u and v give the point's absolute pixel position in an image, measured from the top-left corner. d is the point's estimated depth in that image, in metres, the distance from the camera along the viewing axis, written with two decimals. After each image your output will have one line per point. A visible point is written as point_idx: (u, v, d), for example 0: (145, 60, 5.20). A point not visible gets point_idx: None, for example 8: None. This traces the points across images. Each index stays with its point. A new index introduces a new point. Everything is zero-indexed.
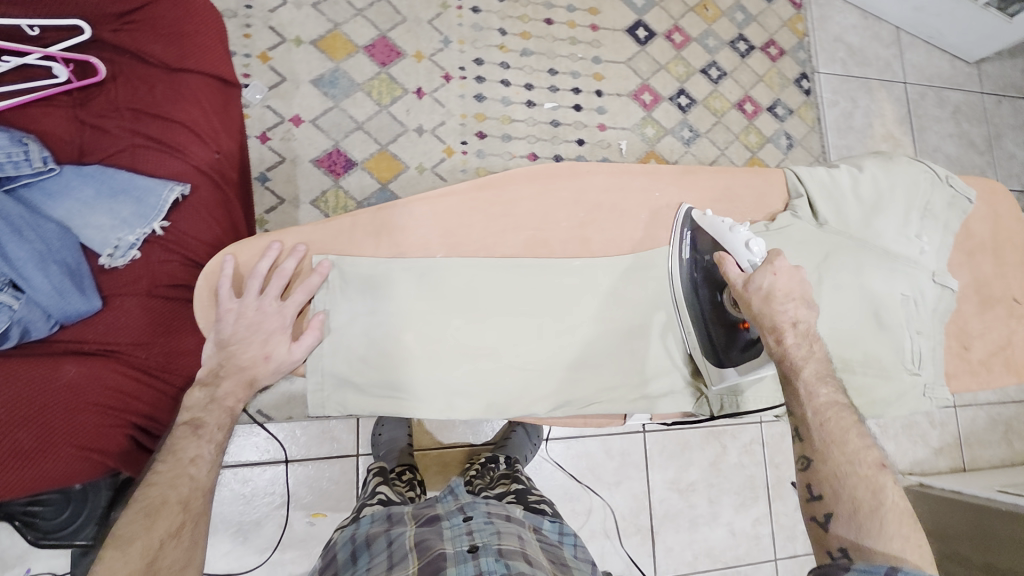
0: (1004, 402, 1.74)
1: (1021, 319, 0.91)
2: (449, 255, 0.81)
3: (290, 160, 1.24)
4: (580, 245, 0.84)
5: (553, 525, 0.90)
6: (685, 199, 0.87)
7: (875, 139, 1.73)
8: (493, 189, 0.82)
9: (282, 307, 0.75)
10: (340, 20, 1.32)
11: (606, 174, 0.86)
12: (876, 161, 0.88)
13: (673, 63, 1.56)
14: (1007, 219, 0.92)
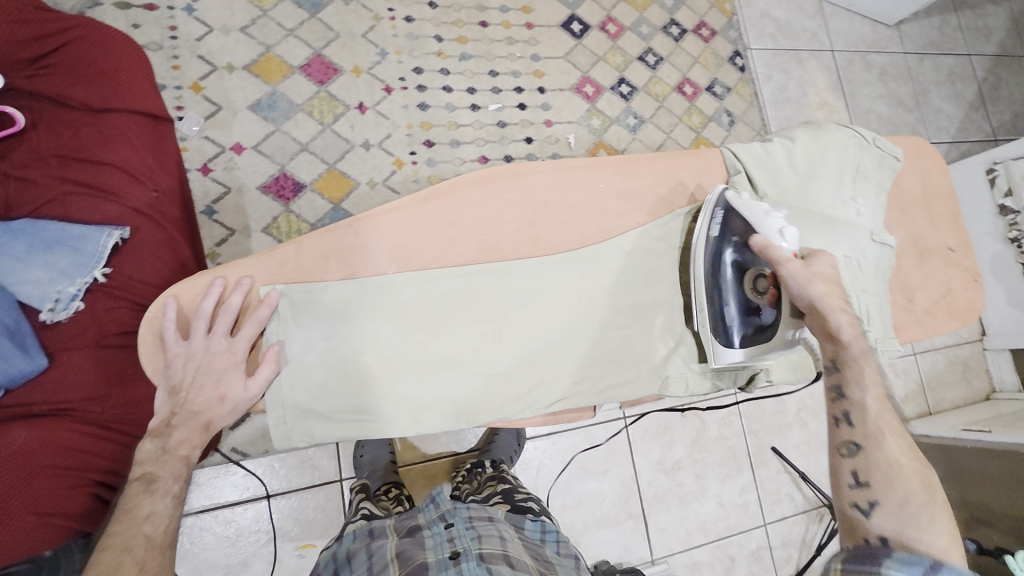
0: (958, 344, 1.82)
1: (958, 266, 0.95)
2: (401, 270, 0.80)
3: (236, 189, 1.21)
4: (531, 244, 0.85)
5: (536, 521, 0.91)
6: (630, 187, 0.88)
7: (811, 108, 1.79)
8: (438, 199, 0.82)
9: (233, 344, 0.74)
10: (271, 42, 1.29)
11: (551, 170, 0.86)
12: (807, 131, 0.92)
13: (611, 53, 1.59)
14: (936, 173, 0.97)
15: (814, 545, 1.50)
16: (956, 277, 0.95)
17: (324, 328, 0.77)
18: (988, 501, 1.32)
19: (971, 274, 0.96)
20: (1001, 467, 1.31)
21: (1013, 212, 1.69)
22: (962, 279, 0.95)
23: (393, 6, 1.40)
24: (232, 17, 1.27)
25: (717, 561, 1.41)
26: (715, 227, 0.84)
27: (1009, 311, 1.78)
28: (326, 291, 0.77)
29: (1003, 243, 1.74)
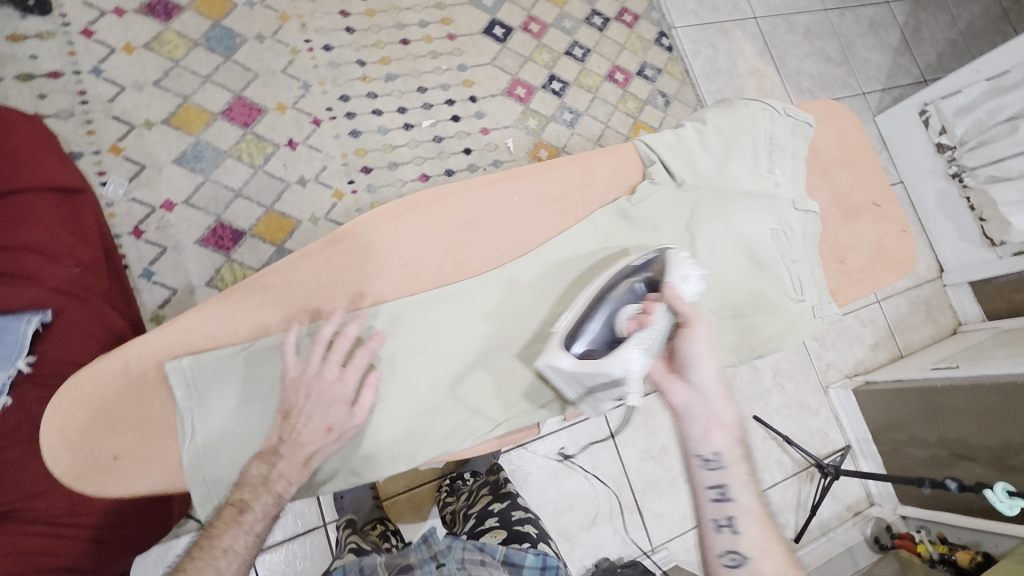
0: (919, 284, 1.86)
1: (885, 220, 0.97)
2: (315, 319, 0.78)
3: (172, 247, 1.18)
4: (454, 268, 0.82)
5: (535, 559, 0.85)
6: (547, 193, 0.86)
7: (742, 77, 1.82)
8: (346, 240, 0.79)
9: (344, 374, 0.73)
10: (188, 92, 1.26)
11: (462, 189, 0.83)
12: (716, 112, 0.92)
13: (537, 52, 1.58)
14: (851, 132, 0.98)
15: (809, 505, 1.52)
16: (887, 229, 0.96)
17: (246, 391, 0.76)
18: (967, 437, 1.34)
19: (901, 225, 0.97)
20: (975, 401, 1.33)
21: (950, 149, 1.74)
22: (893, 231, 0.97)
23: (309, 37, 1.38)
24: (144, 73, 1.24)
25: None
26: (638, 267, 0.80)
27: (961, 245, 1.82)
28: (240, 354, 0.75)
29: (946, 179, 1.81)
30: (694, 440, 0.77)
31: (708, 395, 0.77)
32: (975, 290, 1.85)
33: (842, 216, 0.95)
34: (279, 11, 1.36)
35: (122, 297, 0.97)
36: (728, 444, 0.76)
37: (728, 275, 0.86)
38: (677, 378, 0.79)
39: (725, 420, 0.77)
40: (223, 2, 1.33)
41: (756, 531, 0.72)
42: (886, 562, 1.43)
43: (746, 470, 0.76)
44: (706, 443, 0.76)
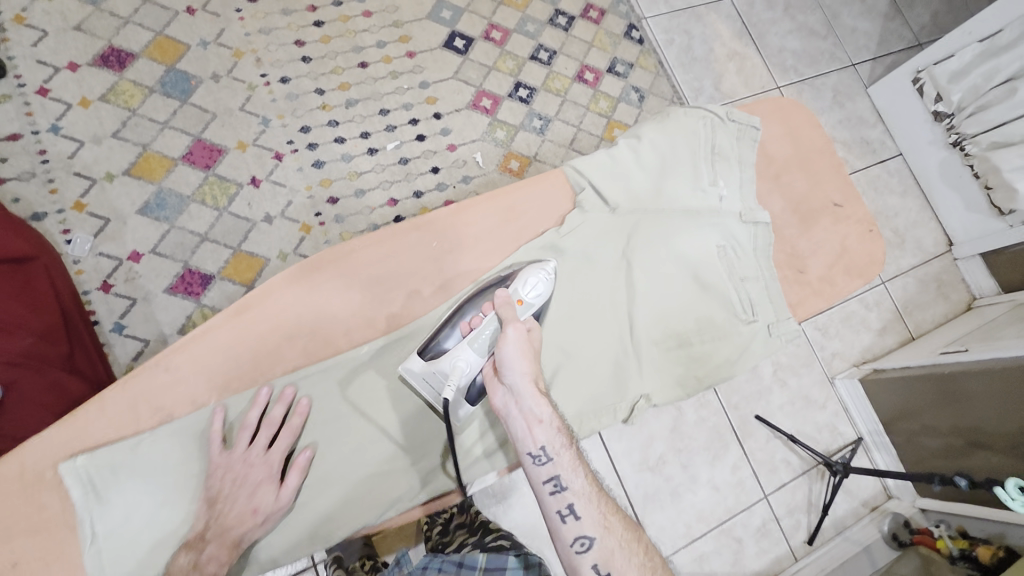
0: (926, 261, 1.77)
1: (846, 222, 0.95)
2: (224, 395, 0.81)
3: (142, 298, 1.18)
4: (365, 327, 0.85)
5: (516, 560, 0.82)
6: (458, 240, 0.86)
7: (720, 62, 1.75)
8: (251, 312, 0.81)
9: (268, 457, 0.78)
10: (147, 140, 1.26)
11: (369, 244, 0.84)
12: (653, 125, 0.90)
13: (501, 60, 1.54)
14: (804, 133, 0.97)
15: (820, 504, 1.46)
16: (849, 232, 0.95)
17: (156, 482, 0.77)
18: (983, 424, 1.25)
19: (866, 224, 0.96)
20: (985, 383, 1.26)
21: (948, 116, 1.64)
22: (857, 233, 0.95)
23: (265, 71, 1.36)
24: (102, 125, 1.24)
25: (723, 547, 1.38)
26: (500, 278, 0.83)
27: (969, 216, 1.72)
28: (143, 444, 0.77)
29: (947, 148, 1.71)
30: (520, 439, 0.73)
31: (522, 394, 0.73)
32: (987, 261, 1.74)
33: (800, 223, 0.94)
34: (233, 48, 1.35)
35: (86, 357, 0.94)
36: (552, 437, 0.73)
37: (672, 302, 0.87)
38: (498, 382, 0.76)
39: (543, 415, 0.73)
40: (177, 45, 1.32)
41: (594, 506, 0.72)
42: (905, 559, 1.36)
43: (572, 453, 0.74)
44: (530, 441, 0.73)
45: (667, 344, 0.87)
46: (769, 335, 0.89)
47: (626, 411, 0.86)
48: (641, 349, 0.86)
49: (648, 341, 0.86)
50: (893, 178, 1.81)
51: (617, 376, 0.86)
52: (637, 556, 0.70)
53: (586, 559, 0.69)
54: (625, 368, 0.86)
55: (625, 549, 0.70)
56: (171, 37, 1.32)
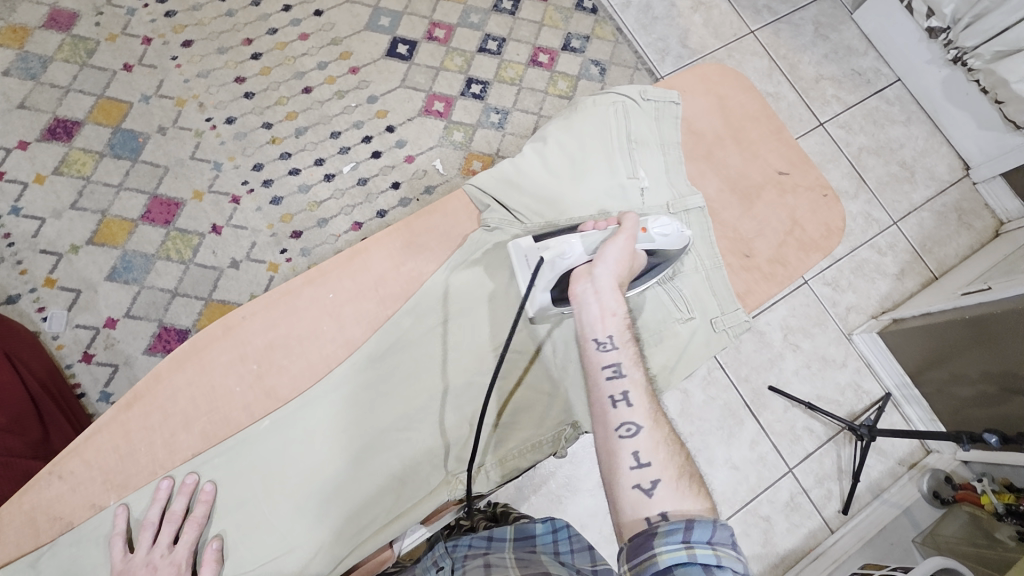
0: (942, 191, 1.62)
1: (794, 191, 0.87)
2: (123, 496, 0.69)
3: (124, 362, 1.20)
4: (268, 397, 0.73)
5: (543, 523, 0.76)
6: (362, 285, 0.78)
7: (685, 15, 1.63)
8: (142, 399, 0.71)
9: (174, 553, 0.66)
10: (105, 206, 1.26)
11: (266, 304, 0.75)
12: (556, 123, 0.84)
13: (448, 59, 1.48)
14: (732, 101, 0.89)
15: (852, 469, 1.37)
16: (800, 201, 0.87)
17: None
18: (1015, 368, 1.14)
19: (818, 189, 0.88)
20: (1013, 320, 1.14)
21: (943, 31, 1.48)
22: (808, 201, 0.87)
23: (210, 115, 1.34)
24: (60, 199, 1.25)
25: (751, 528, 1.31)
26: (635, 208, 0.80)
27: (984, 134, 1.57)
28: (43, 559, 0.66)
29: (949, 66, 1.55)
30: (590, 324, 0.72)
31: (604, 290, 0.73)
32: (1011, 181, 1.58)
33: (742, 202, 0.86)
34: (174, 97, 1.34)
35: (61, 436, 0.96)
36: (622, 331, 0.72)
37: None
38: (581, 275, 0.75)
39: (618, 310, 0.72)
40: (119, 105, 1.32)
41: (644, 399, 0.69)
42: (950, 518, 1.29)
43: (635, 351, 0.72)
44: (601, 326, 0.72)
45: None
46: (715, 331, 0.80)
47: (554, 443, 0.78)
48: (569, 372, 0.79)
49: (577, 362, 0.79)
50: (894, 107, 1.66)
51: (552, 403, 0.79)
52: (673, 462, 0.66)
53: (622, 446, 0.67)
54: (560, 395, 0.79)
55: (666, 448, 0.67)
56: (113, 98, 1.32)
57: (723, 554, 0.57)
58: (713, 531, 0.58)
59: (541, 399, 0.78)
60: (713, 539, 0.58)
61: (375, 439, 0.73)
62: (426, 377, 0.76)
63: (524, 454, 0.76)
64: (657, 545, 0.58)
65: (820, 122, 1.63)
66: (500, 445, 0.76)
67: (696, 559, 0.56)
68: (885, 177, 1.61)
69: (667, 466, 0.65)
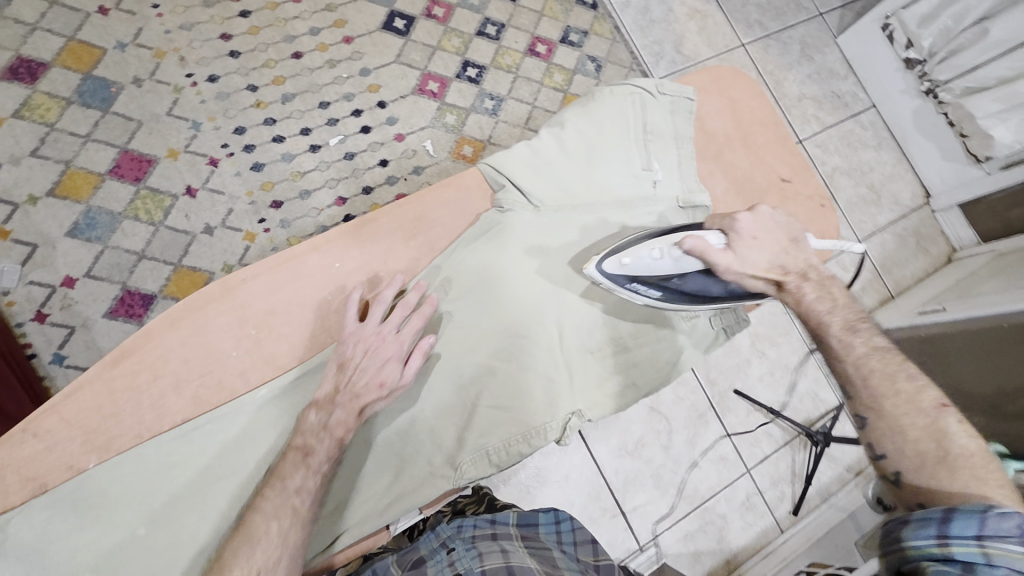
0: (904, 216, 1.71)
1: (794, 199, 0.90)
2: (104, 459, 0.67)
3: (81, 325, 1.13)
4: (267, 364, 0.72)
5: (547, 513, 0.84)
6: (371, 255, 0.77)
7: (681, 21, 1.65)
8: (131, 357, 0.69)
9: (399, 335, 0.72)
10: (69, 156, 1.18)
11: (269, 268, 0.74)
12: (576, 110, 0.85)
13: (446, 39, 1.45)
14: (743, 104, 0.91)
15: (804, 473, 1.44)
16: (799, 208, 0.90)
17: (26, 566, 0.62)
18: (963, 387, 1.21)
19: (816, 199, 0.90)
20: (975, 339, 1.21)
21: (920, 63, 1.55)
22: (806, 209, 0.90)
23: (190, 71, 1.27)
24: (18, 144, 1.16)
25: (708, 525, 1.36)
26: (647, 293, 0.78)
27: (946, 165, 1.66)
28: (13, 522, 0.63)
29: (921, 97, 1.63)
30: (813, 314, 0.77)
31: (771, 267, 0.75)
32: (966, 212, 1.68)
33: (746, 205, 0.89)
34: (153, 48, 1.26)
35: (11, 398, 0.90)
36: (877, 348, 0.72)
37: (607, 305, 0.82)
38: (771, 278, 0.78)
39: (798, 271, 0.76)
40: (91, 50, 1.23)
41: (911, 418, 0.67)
42: None
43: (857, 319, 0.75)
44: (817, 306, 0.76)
45: (606, 351, 0.81)
46: (712, 328, 0.85)
47: (560, 432, 0.76)
48: (574, 360, 0.79)
49: (583, 351, 0.80)
50: (867, 131, 1.74)
51: (549, 394, 0.76)
52: (914, 444, 0.66)
53: (865, 435, 0.71)
54: (557, 384, 0.77)
55: (904, 439, 0.67)
56: (84, 41, 1.23)
57: (993, 551, 0.54)
58: (982, 524, 0.55)
59: (546, 390, 0.76)
60: (982, 534, 0.54)
61: (378, 413, 0.74)
62: (434, 352, 0.76)
63: (526, 440, 0.74)
64: (908, 537, 0.59)
65: (799, 140, 1.69)
66: (502, 428, 0.75)
67: (953, 556, 0.55)
68: (853, 198, 1.68)
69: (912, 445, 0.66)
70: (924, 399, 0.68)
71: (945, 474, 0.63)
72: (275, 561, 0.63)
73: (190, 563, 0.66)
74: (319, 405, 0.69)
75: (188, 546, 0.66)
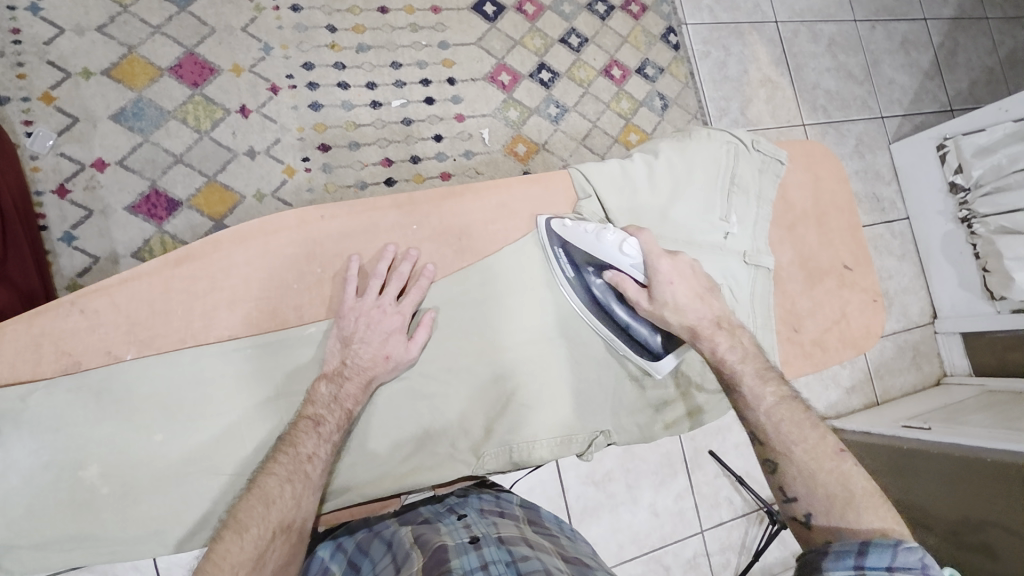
0: (908, 328, 1.75)
1: (850, 288, 0.91)
2: (140, 353, 0.71)
3: (100, 211, 1.12)
4: (322, 305, 0.76)
5: (550, 512, 0.89)
6: (448, 227, 0.80)
7: (752, 86, 1.66)
8: (193, 261, 0.73)
9: (400, 307, 0.75)
10: (134, 42, 1.16)
11: (349, 212, 0.77)
12: (671, 145, 0.88)
13: (529, 37, 1.45)
14: (826, 184, 0.93)
15: (753, 548, 1.45)
16: (851, 297, 0.91)
17: (38, 442, 0.68)
18: (924, 504, 1.28)
19: (870, 293, 0.92)
20: (948, 463, 1.23)
21: (963, 190, 1.59)
22: (859, 300, 0.91)
23: None
24: (87, 15, 1.14)
25: (651, 572, 1.37)
26: (565, 268, 0.80)
27: (961, 293, 1.69)
28: (34, 395, 0.68)
29: (955, 223, 1.67)
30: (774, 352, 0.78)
31: (683, 309, 0.73)
32: (967, 342, 1.72)
33: (805, 279, 0.90)
34: None
35: (19, 264, 0.89)
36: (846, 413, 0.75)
37: None
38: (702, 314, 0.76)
39: (711, 320, 0.74)
40: None
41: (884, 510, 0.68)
42: None
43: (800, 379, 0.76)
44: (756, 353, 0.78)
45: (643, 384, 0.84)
46: None
47: (583, 447, 0.81)
48: (609, 387, 0.82)
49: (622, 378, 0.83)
50: (896, 240, 1.78)
51: (580, 410, 0.81)
52: (823, 486, 0.67)
53: (777, 479, 0.70)
54: (587, 404, 0.81)
55: (813, 481, 0.67)
56: None
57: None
58: (894, 556, 0.58)
59: (578, 404, 0.81)
60: (892, 566, 0.58)
61: (415, 383, 0.77)
62: (474, 342, 0.79)
63: (552, 447, 0.79)
64: (827, 567, 0.61)
65: None
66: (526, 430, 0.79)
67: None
68: None
69: (813, 498, 0.67)
70: (827, 442, 0.70)
71: (851, 514, 0.65)
72: (292, 519, 0.66)
73: (195, 478, 0.71)
74: (330, 376, 0.72)
75: (200, 465, 0.71)
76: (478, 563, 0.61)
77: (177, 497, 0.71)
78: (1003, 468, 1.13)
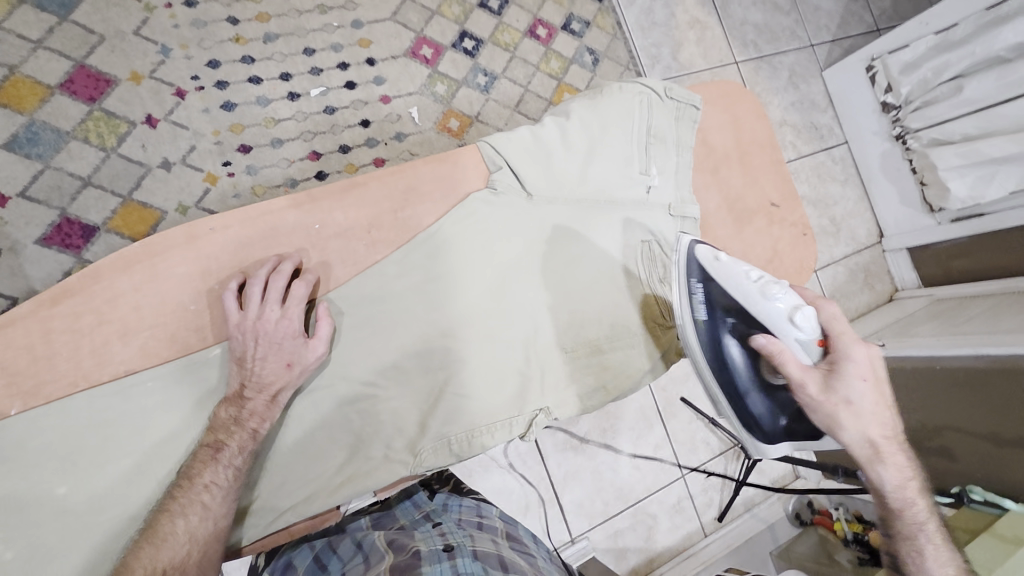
0: (858, 251, 1.80)
1: (782, 224, 0.92)
2: (27, 406, 0.67)
3: (9, 249, 1.04)
4: (223, 323, 0.73)
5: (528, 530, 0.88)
6: (356, 220, 0.77)
7: (681, 29, 1.64)
8: (72, 297, 0.68)
9: (284, 311, 0.71)
10: (15, 61, 1.06)
11: (240, 221, 0.73)
12: (581, 103, 0.86)
13: (446, 4, 1.38)
14: (745, 125, 0.92)
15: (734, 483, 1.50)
16: (783, 234, 0.92)
17: None
18: None
19: (800, 227, 0.93)
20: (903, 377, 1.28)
21: (895, 108, 1.61)
22: (790, 235, 0.92)
23: None
24: None
25: (638, 523, 1.40)
26: (698, 306, 0.81)
27: (902, 211, 1.74)
28: None
29: (891, 142, 1.70)
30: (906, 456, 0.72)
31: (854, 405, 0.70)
32: (913, 256, 1.78)
33: (734, 222, 0.91)
34: None
35: None
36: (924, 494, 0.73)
37: (590, 305, 0.85)
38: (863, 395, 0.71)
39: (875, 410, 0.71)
40: None
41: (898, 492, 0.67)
42: (804, 537, 1.42)
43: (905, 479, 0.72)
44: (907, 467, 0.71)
45: (579, 352, 0.84)
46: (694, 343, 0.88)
47: (525, 427, 0.81)
48: (542, 358, 0.83)
49: (559, 350, 0.84)
50: (837, 167, 1.81)
51: (522, 386, 0.81)
52: None
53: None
54: (530, 379, 0.82)
55: None
56: None
57: None
58: None
59: (517, 384, 0.81)
60: None
61: (339, 388, 0.75)
62: (401, 335, 0.77)
63: (491, 431, 0.79)
64: None
65: None
66: (462, 416, 0.78)
67: None
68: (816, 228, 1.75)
69: None
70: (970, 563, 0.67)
71: None
72: (185, 557, 0.64)
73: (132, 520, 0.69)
74: (230, 401, 0.70)
75: (112, 512, 0.68)
76: (452, 570, 0.61)
77: (119, 540, 0.68)
78: (952, 374, 1.20)
